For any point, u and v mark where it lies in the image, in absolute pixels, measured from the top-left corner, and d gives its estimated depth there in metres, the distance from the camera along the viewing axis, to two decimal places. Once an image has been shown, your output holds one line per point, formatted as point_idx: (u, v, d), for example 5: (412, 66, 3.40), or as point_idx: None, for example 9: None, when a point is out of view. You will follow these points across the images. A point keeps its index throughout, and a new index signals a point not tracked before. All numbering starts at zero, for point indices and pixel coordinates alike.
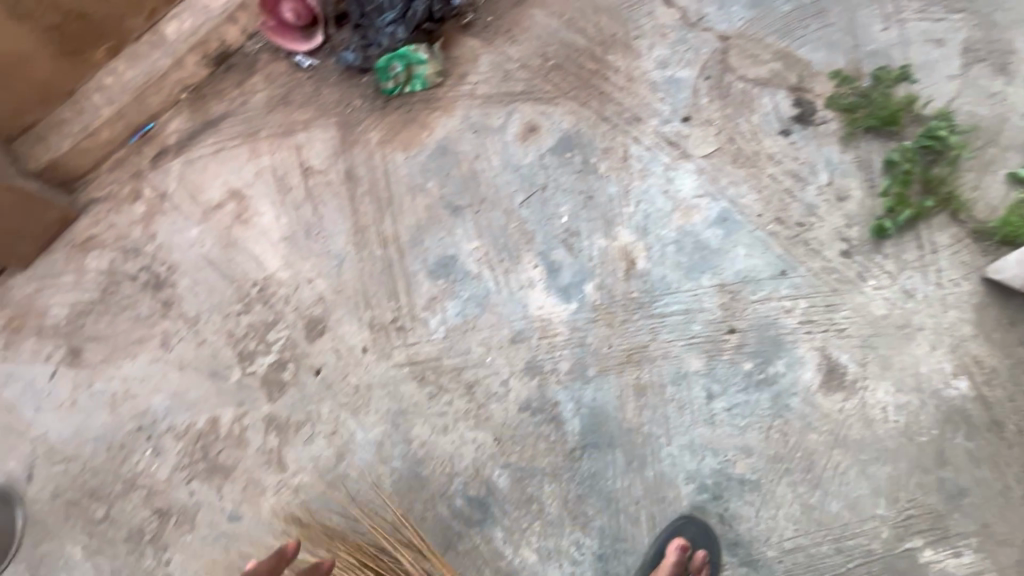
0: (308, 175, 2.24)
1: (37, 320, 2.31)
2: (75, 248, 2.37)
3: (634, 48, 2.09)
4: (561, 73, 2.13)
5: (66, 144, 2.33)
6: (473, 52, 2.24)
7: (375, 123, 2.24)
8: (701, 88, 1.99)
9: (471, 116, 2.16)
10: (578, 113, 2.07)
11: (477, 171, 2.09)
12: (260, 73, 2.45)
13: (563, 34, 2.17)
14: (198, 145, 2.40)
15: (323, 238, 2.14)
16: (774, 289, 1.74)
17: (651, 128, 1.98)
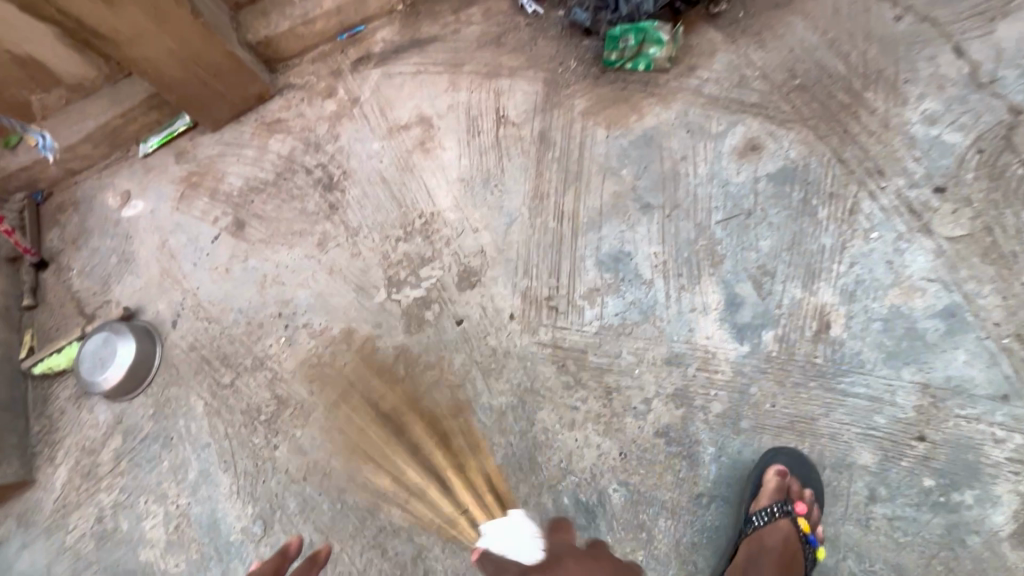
0: (501, 124, 2.18)
1: (214, 183, 2.43)
2: (263, 126, 2.45)
3: (900, 92, 1.85)
4: (804, 96, 1.92)
5: (285, 24, 2.37)
6: (711, 46, 2.06)
7: (585, 91, 2.13)
8: (968, 160, 1.74)
9: (690, 114, 2.01)
10: (811, 145, 1.86)
11: (679, 174, 1.95)
12: (480, 6, 2.38)
13: (820, 54, 1.95)
14: (402, 61, 2.39)
15: (498, 192, 2.09)
16: (987, 411, 1.54)
17: (894, 188, 1.76)
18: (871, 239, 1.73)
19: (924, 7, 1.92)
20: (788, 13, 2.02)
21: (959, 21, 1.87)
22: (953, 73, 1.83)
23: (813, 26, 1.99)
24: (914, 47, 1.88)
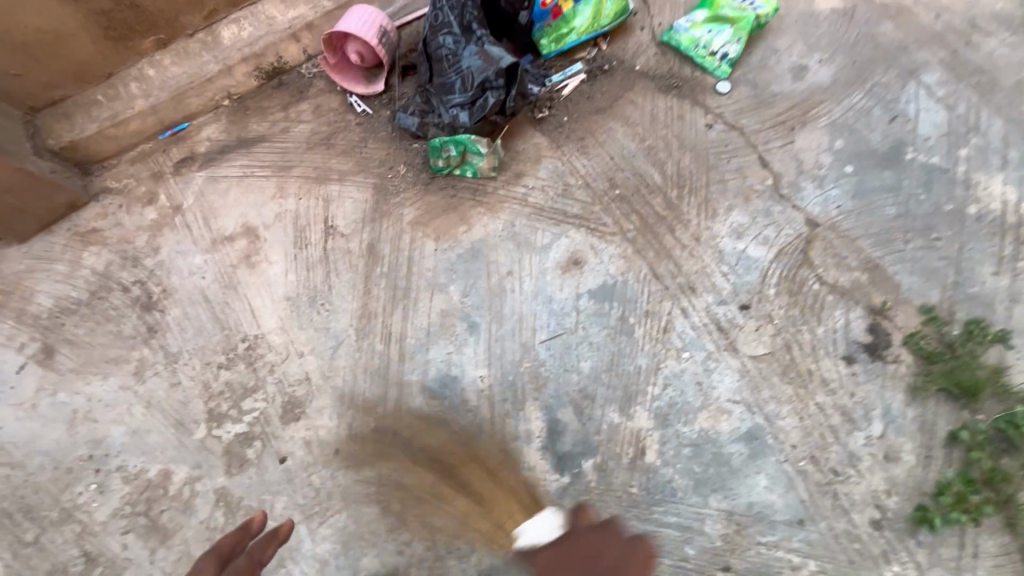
0: (329, 235, 2.07)
1: (20, 303, 2.20)
2: (76, 237, 2.24)
3: (711, 204, 1.88)
4: (624, 206, 1.92)
5: (91, 128, 2.17)
6: (537, 151, 2.03)
7: (414, 199, 2.06)
8: (770, 275, 1.78)
9: (516, 225, 1.97)
10: (629, 259, 1.87)
11: (506, 289, 1.91)
12: (310, 101, 2.26)
13: (638, 162, 1.96)
14: (228, 163, 2.24)
15: (325, 312, 1.98)
16: (786, 537, 1.58)
17: (704, 304, 1.78)
18: (682, 359, 1.74)
19: (733, 115, 1.96)
20: (609, 118, 2.02)
21: (763, 130, 1.92)
22: (757, 183, 1.88)
23: (632, 133, 1.99)
24: (723, 156, 1.92)
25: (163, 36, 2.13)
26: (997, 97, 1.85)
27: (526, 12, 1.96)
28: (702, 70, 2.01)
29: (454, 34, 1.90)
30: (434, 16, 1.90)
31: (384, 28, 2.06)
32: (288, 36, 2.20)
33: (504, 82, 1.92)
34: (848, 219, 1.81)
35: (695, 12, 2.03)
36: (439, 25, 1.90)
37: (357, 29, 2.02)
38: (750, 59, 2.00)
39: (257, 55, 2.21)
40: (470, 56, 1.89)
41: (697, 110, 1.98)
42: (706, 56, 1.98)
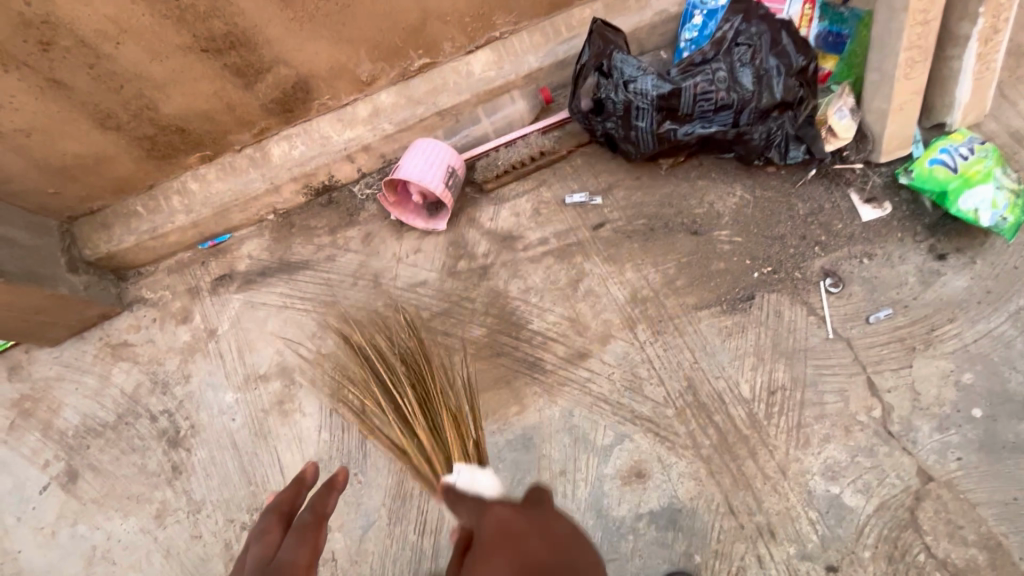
0: (369, 393, 1.90)
1: (47, 415, 2.10)
2: (107, 349, 2.12)
3: (804, 430, 1.63)
4: (701, 414, 1.69)
5: (129, 241, 2.03)
6: (607, 331, 1.81)
7: (466, 366, 1.86)
8: (867, 533, 1.54)
9: (575, 416, 1.76)
10: (701, 482, 1.64)
11: (557, 491, 1.72)
12: (360, 227, 2.07)
13: (723, 362, 1.71)
14: (268, 288, 2.08)
15: (358, 484, 1.83)
16: None
17: (785, 557, 1.56)
18: None
19: (842, 321, 1.68)
20: (694, 302, 1.78)
21: (877, 346, 1.65)
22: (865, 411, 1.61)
23: (718, 324, 1.74)
24: (824, 371, 1.66)
25: (208, 152, 1.95)
26: None
27: (792, 111, 1.69)
28: (808, 260, 1.74)
29: (657, 142, 1.75)
30: (641, 104, 1.71)
31: (451, 169, 1.86)
32: (343, 157, 2.00)
33: (767, 147, 1.73)
34: (968, 475, 1.54)
35: (976, 188, 1.61)
36: (636, 125, 1.73)
37: (420, 172, 1.81)
38: (869, 253, 1.72)
39: (308, 174, 2.02)
40: (677, 126, 1.73)
41: (798, 308, 1.71)
42: (970, 212, 1.61)
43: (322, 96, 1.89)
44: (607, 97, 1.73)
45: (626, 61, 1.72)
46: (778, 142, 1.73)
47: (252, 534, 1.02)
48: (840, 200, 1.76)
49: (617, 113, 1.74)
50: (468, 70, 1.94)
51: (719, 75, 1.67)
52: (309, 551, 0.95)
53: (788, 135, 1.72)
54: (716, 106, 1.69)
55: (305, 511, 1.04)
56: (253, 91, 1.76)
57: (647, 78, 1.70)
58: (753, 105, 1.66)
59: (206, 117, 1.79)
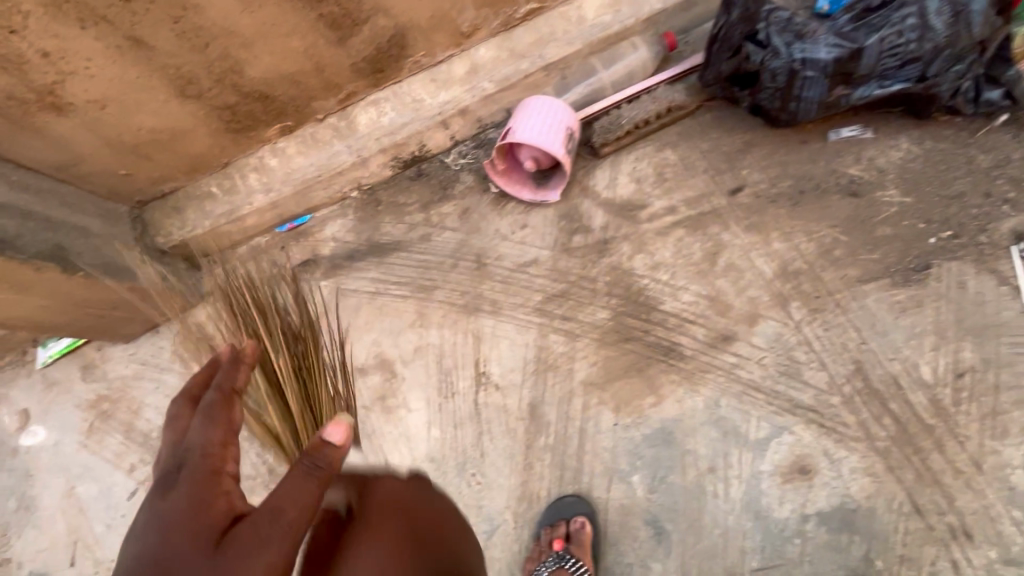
0: (481, 385, 1.72)
1: (128, 416, 1.97)
2: (186, 345, 1.97)
3: (1000, 418, 1.42)
4: (873, 402, 1.48)
5: (204, 226, 1.85)
6: (754, 310, 1.59)
7: (590, 354, 1.67)
8: None
9: (722, 407, 1.57)
10: (878, 478, 1.45)
11: (706, 491, 1.54)
12: (456, 202, 1.86)
13: (897, 343, 1.50)
14: (357, 273, 1.89)
15: (477, 485, 1.66)
16: None
17: (985, 561, 1.37)
18: None
19: None
20: (857, 274, 1.55)
21: None
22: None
23: (888, 299, 1.52)
24: (1021, 350, 1.44)
25: (289, 123, 1.74)
26: None
27: (988, 49, 1.41)
28: (995, 222, 1.50)
29: (825, 110, 1.49)
30: (810, 72, 1.42)
31: (570, 131, 1.63)
32: (437, 123, 1.78)
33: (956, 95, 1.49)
34: None
35: None
36: (802, 94, 1.46)
37: (539, 135, 1.58)
38: None
39: (398, 145, 1.80)
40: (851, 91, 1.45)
41: (986, 278, 1.48)
42: None
43: (416, 52, 1.66)
44: (763, 67, 1.45)
45: (785, 22, 1.42)
46: (966, 88, 1.47)
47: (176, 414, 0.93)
48: None
49: (775, 84, 1.46)
50: (579, 15, 1.69)
51: (906, 17, 1.36)
52: (221, 434, 0.87)
53: (978, 78, 1.47)
54: (902, 61, 1.40)
55: (211, 390, 0.92)
56: (346, 48, 1.53)
57: (815, 39, 1.41)
58: (946, 46, 1.37)
59: (293, 80, 1.57)
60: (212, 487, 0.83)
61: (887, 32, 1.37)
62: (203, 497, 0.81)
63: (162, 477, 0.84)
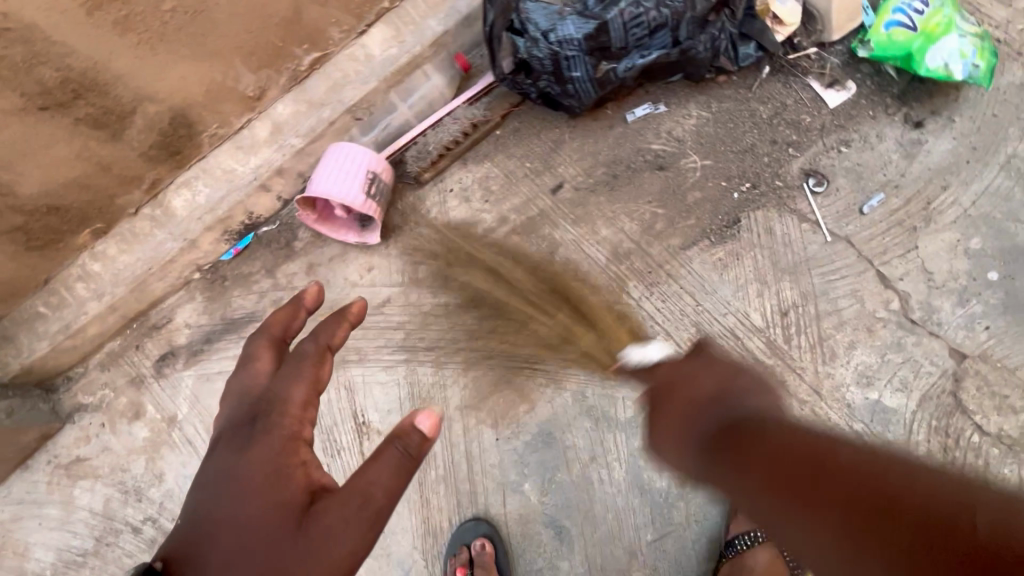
0: (365, 434, 1.72)
1: (13, 562, 1.85)
2: (60, 472, 1.87)
3: (828, 344, 1.52)
4: (719, 356, 1.57)
5: (42, 348, 1.76)
6: (598, 297, 1.66)
7: (460, 376, 1.70)
8: (916, 429, 1.46)
9: (589, 397, 1.63)
10: None
11: (592, 480, 1.59)
12: (301, 260, 1.84)
13: (727, 297, 1.58)
14: (220, 355, 1.85)
15: (381, 534, 1.66)
16: None
17: None
18: None
19: (836, 218, 1.57)
20: (680, 242, 1.63)
21: (878, 236, 1.54)
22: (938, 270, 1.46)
23: (710, 258, 1.61)
24: (831, 277, 1.55)
25: (99, 226, 1.70)
26: None
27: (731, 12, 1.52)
28: (785, 165, 1.61)
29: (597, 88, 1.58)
30: (572, 53, 1.48)
31: (372, 174, 1.63)
32: (256, 188, 1.75)
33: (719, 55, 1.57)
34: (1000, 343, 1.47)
35: (944, 39, 1.47)
36: (572, 74, 1.52)
37: (333, 185, 1.59)
38: (845, 140, 1.59)
39: (223, 218, 1.77)
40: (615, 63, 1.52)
41: (788, 218, 1.59)
42: (937, 67, 1.48)
43: (209, 126, 1.63)
44: (529, 55, 1.50)
45: (537, 9, 1.47)
46: (725, 47, 1.57)
47: (248, 351, 0.98)
48: (801, 92, 1.62)
49: (546, 71, 1.52)
50: (366, 53, 1.69)
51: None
52: (358, 456, 0.85)
53: (732, 36, 1.56)
54: (652, 28, 1.48)
55: (309, 340, 0.94)
56: (124, 141, 1.52)
57: (566, 19, 1.46)
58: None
59: (79, 185, 1.56)
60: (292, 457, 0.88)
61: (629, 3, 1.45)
62: (306, 498, 0.84)
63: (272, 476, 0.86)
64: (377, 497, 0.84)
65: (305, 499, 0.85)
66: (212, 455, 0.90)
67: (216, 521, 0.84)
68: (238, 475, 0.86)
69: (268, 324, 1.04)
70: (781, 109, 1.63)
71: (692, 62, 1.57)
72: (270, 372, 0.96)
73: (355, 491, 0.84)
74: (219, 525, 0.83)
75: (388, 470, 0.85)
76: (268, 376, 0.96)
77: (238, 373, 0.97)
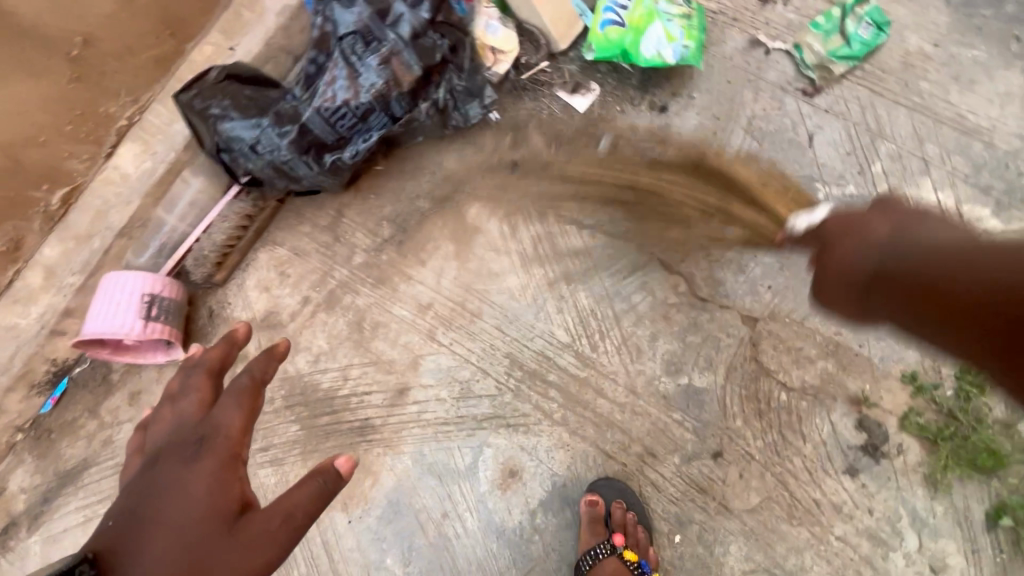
0: None
1: None
2: None
3: (632, 341, 1.54)
4: (537, 381, 1.57)
5: None
6: (412, 352, 1.64)
7: (301, 467, 1.66)
8: (729, 403, 1.48)
9: (427, 454, 1.60)
10: (570, 446, 1.53)
11: (448, 537, 1.57)
12: (123, 391, 1.76)
13: (530, 321, 1.59)
14: (61, 511, 1.76)
15: None
16: None
17: (673, 468, 1.48)
18: (677, 541, 1.46)
19: (612, 217, 1.59)
20: (476, 278, 1.63)
21: (652, 225, 1.57)
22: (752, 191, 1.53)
23: (507, 287, 1.61)
24: (620, 276, 1.57)
25: None
26: (890, 83, 1.52)
27: (450, 63, 1.52)
28: (554, 178, 1.63)
29: (357, 173, 1.68)
30: (302, 161, 1.51)
31: (150, 296, 1.58)
32: (48, 335, 1.69)
33: (447, 107, 1.58)
34: (785, 298, 1.50)
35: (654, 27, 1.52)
36: (315, 172, 1.54)
37: (106, 320, 1.54)
38: (602, 140, 1.62)
39: (24, 374, 1.70)
40: (337, 153, 1.53)
41: (568, 229, 1.60)
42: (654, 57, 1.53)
43: None
44: (249, 169, 1.53)
45: (240, 125, 1.48)
46: (449, 103, 1.57)
47: (176, 389, 0.84)
48: (551, 105, 1.64)
49: (272, 177, 1.55)
50: (122, 174, 1.65)
51: (359, 104, 1.45)
52: (244, 419, 0.78)
53: (456, 95, 1.57)
54: (360, 113, 1.46)
55: (241, 374, 0.81)
56: None
57: (268, 128, 1.47)
58: (394, 70, 1.44)
59: None
60: (230, 474, 0.75)
61: (326, 99, 1.45)
62: (219, 481, 0.74)
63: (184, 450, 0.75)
64: (297, 518, 0.75)
65: (237, 505, 0.74)
66: (145, 471, 0.75)
67: (152, 521, 0.70)
68: (170, 494, 0.72)
69: (193, 365, 0.88)
70: (536, 125, 1.64)
71: (419, 121, 1.56)
72: (200, 412, 0.81)
73: (273, 511, 0.74)
74: (155, 522, 0.70)
75: (307, 502, 0.77)
76: (195, 416, 0.80)
77: (169, 408, 0.83)
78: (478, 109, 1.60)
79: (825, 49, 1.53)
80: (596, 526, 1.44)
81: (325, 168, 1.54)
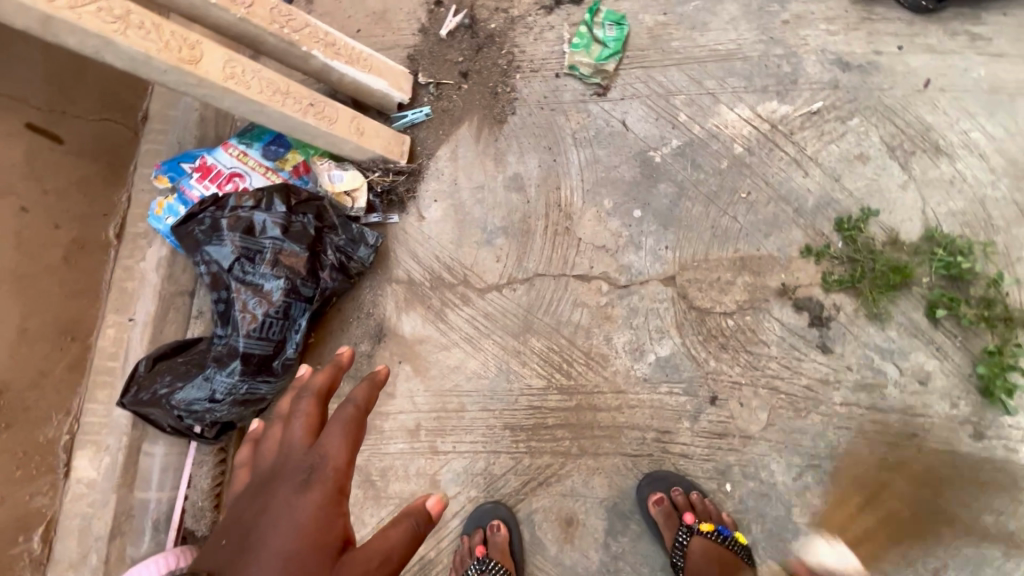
0: None
1: None
2: None
3: (594, 352, 1.69)
4: (542, 432, 1.67)
5: None
6: (428, 473, 1.71)
7: None
8: (696, 352, 1.65)
9: None
10: (601, 468, 1.63)
11: None
12: None
13: (506, 387, 1.71)
14: None
15: None
16: (953, 524, 1.49)
17: (689, 432, 1.61)
18: (730, 489, 1.58)
19: (518, 265, 1.77)
20: (442, 379, 1.74)
21: (552, 253, 1.76)
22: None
23: (471, 370, 1.73)
24: (553, 307, 1.73)
25: None
26: (653, 55, 1.82)
27: (325, 231, 1.69)
28: (456, 264, 1.80)
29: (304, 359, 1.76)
30: (257, 380, 1.56)
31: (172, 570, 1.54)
32: None
33: (344, 261, 1.71)
34: (684, 247, 1.71)
35: None
36: (275, 383, 1.60)
37: None
38: (474, 213, 1.82)
39: None
40: (282, 355, 1.60)
41: (491, 295, 1.76)
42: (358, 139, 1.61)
43: None
44: (219, 418, 1.58)
45: (189, 390, 1.54)
46: (344, 257, 1.71)
47: (286, 411, 0.79)
48: (419, 211, 1.84)
49: (243, 412, 1.59)
50: (89, 481, 1.66)
51: (277, 307, 1.56)
52: (352, 452, 0.74)
53: (344, 248, 1.71)
54: (280, 313, 1.57)
55: (348, 403, 0.78)
56: None
57: (214, 375, 1.54)
58: (283, 263, 1.58)
59: None
60: (333, 506, 0.69)
61: (244, 321, 1.54)
62: (329, 513, 0.68)
63: (290, 477, 0.70)
64: (395, 561, 0.69)
65: (339, 544, 0.67)
66: (257, 495, 0.70)
67: (256, 547, 0.64)
68: (278, 520, 0.66)
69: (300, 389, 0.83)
70: (416, 231, 1.83)
71: (331, 287, 1.68)
72: (308, 440, 0.75)
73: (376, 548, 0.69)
74: (262, 552, 0.64)
75: (406, 543, 0.73)
76: (302, 443, 0.74)
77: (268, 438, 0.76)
78: (367, 247, 1.74)
79: (592, 57, 1.81)
80: (671, 521, 1.51)
81: (280, 374, 1.61)
